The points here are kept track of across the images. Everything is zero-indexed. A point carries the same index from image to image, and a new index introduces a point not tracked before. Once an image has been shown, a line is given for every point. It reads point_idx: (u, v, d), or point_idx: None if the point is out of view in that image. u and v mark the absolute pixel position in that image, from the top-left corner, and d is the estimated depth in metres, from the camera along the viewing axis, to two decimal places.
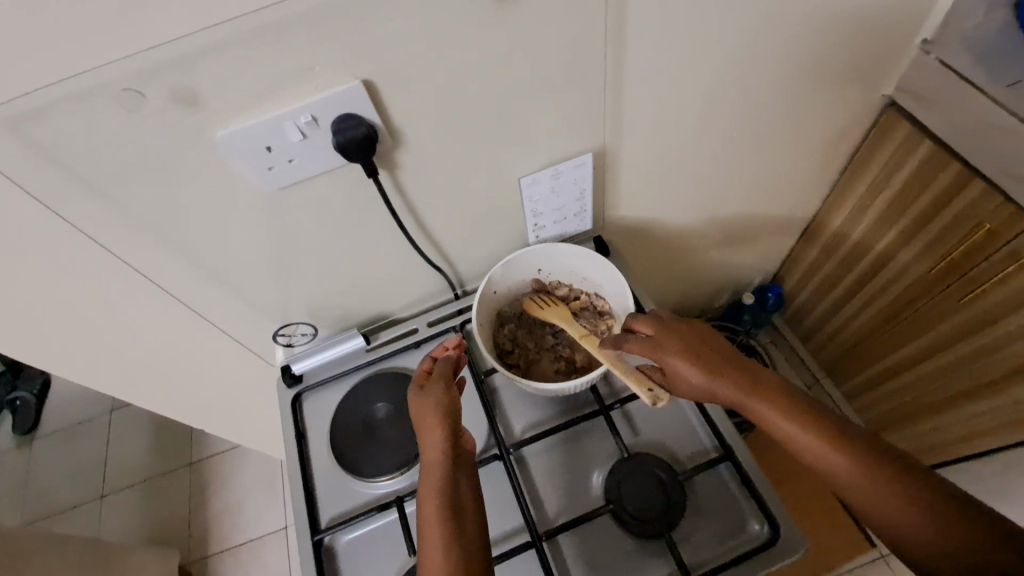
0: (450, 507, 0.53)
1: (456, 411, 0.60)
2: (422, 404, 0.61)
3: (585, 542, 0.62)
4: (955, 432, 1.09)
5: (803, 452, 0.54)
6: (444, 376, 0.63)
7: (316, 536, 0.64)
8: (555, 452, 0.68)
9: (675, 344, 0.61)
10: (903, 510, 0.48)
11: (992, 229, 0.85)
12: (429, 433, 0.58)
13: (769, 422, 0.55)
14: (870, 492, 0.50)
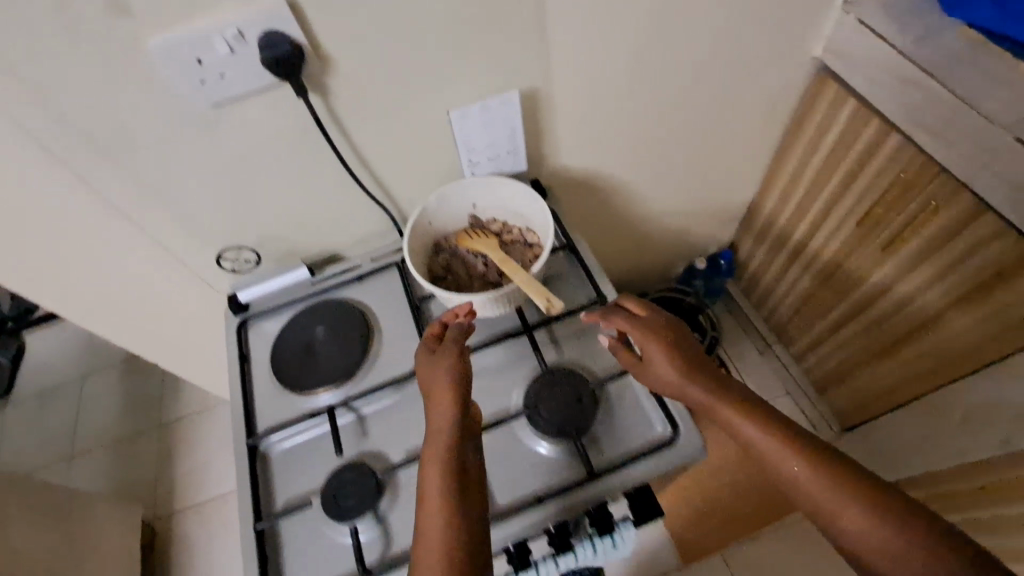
0: (455, 481, 0.55)
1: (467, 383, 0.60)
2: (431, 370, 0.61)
3: (502, 443, 0.68)
4: (883, 386, 1.14)
5: (767, 456, 0.57)
6: (455, 344, 0.63)
7: (250, 441, 0.69)
8: (481, 367, 0.74)
9: (658, 332, 0.65)
10: (860, 514, 0.52)
11: (907, 180, 0.89)
12: (438, 403, 0.59)
13: (737, 425, 0.59)
14: (828, 494, 0.53)
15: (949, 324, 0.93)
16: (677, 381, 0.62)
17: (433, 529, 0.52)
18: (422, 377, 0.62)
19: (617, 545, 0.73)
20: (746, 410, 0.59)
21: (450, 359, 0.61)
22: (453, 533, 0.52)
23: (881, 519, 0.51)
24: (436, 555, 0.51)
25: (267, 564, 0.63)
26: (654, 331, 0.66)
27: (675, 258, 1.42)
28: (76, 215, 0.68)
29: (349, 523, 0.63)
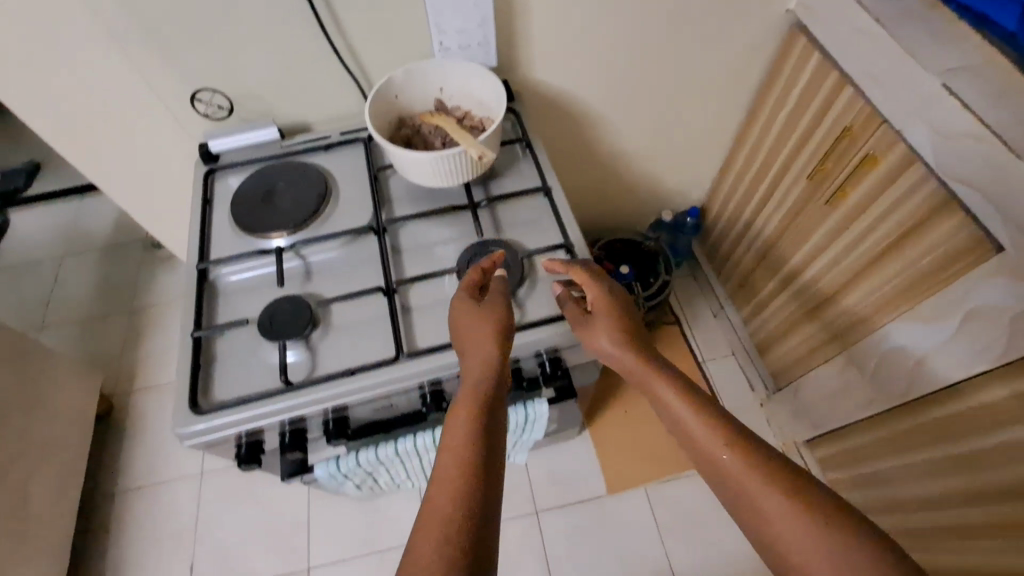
0: (483, 416, 0.56)
1: (507, 331, 0.63)
2: (471, 312, 0.64)
3: (428, 291, 0.75)
4: (813, 339, 1.21)
5: (701, 445, 0.56)
6: (498, 295, 0.66)
7: (200, 266, 0.74)
8: (425, 233, 0.80)
9: (609, 297, 0.67)
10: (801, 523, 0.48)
11: (855, 132, 0.95)
12: (475, 345, 0.62)
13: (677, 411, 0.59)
14: (766, 498, 0.51)
15: (875, 276, 1.00)
16: (618, 344, 0.64)
17: (453, 452, 0.52)
18: (458, 318, 0.64)
19: (528, 420, 0.80)
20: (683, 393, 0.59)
21: (492, 306, 0.65)
22: (473, 456, 0.52)
23: (821, 527, 0.47)
24: (454, 475, 0.50)
25: (200, 369, 0.68)
26: (609, 292, 0.68)
27: (643, 208, 1.47)
28: (63, 27, 0.73)
29: (278, 341, 0.68)
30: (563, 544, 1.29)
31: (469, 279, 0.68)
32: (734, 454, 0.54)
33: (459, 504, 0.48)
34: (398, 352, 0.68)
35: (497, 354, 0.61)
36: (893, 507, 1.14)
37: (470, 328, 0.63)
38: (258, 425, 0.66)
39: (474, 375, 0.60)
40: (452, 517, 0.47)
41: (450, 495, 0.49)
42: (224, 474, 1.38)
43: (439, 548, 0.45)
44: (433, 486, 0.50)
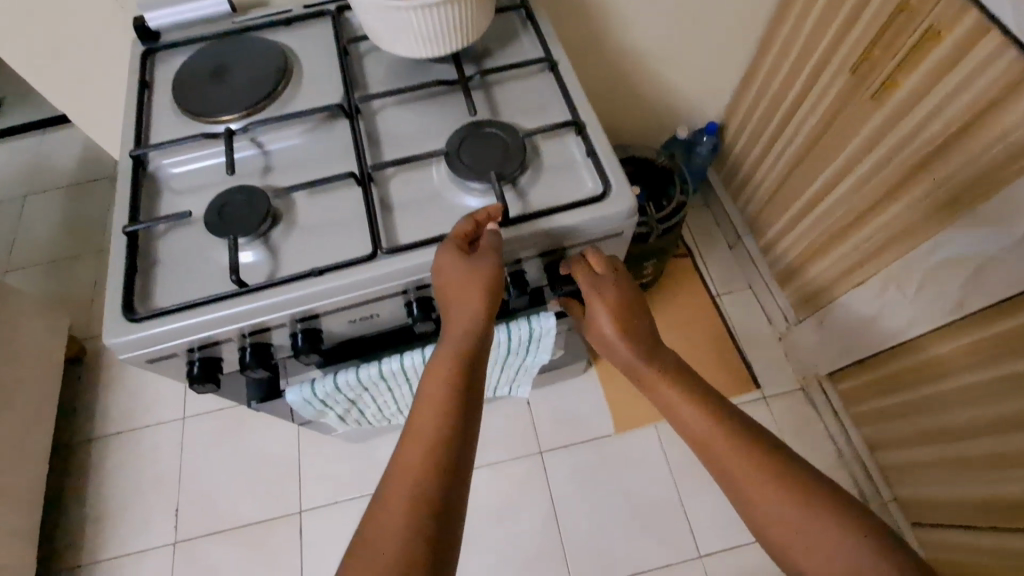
0: (459, 389, 0.52)
1: (496, 296, 0.55)
2: (457, 270, 0.54)
3: (410, 181, 0.63)
4: (845, 261, 1.10)
5: (715, 458, 0.54)
6: (490, 254, 0.54)
7: (134, 153, 0.61)
8: (406, 116, 0.67)
9: (614, 299, 0.60)
10: (814, 544, 0.47)
11: (912, 5, 0.81)
12: (458, 307, 0.54)
13: (685, 420, 0.57)
14: (776, 513, 0.49)
15: (926, 178, 0.88)
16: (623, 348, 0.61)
17: (422, 425, 0.50)
18: (442, 273, 0.54)
19: (532, 337, 0.69)
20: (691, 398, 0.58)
21: (484, 267, 0.53)
22: (443, 434, 0.49)
23: (837, 551, 0.46)
24: (422, 451, 0.48)
25: (138, 273, 0.57)
26: (616, 292, 0.61)
27: (655, 124, 1.33)
28: None
29: (226, 237, 0.56)
30: (569, 486, 1.21)
31: (460, 228, 0.56)
32: (751, 463, 0.52)
33: (423, 484, 0.46)
34: (375, 248, 0.56)
35: (482, 320, 0.54)
36: (928, 438, 1.06)
37: (455, 288, 0.54)
38: (211, 336, 0.55)
39: (454, 341, 0.54)
40: (416, 496, 0.46)
41: (417, 474, 0.47)
42: (207, 417, 1.29)
43: (400, 530, 0.44)
44: (398, 459, 0.48)
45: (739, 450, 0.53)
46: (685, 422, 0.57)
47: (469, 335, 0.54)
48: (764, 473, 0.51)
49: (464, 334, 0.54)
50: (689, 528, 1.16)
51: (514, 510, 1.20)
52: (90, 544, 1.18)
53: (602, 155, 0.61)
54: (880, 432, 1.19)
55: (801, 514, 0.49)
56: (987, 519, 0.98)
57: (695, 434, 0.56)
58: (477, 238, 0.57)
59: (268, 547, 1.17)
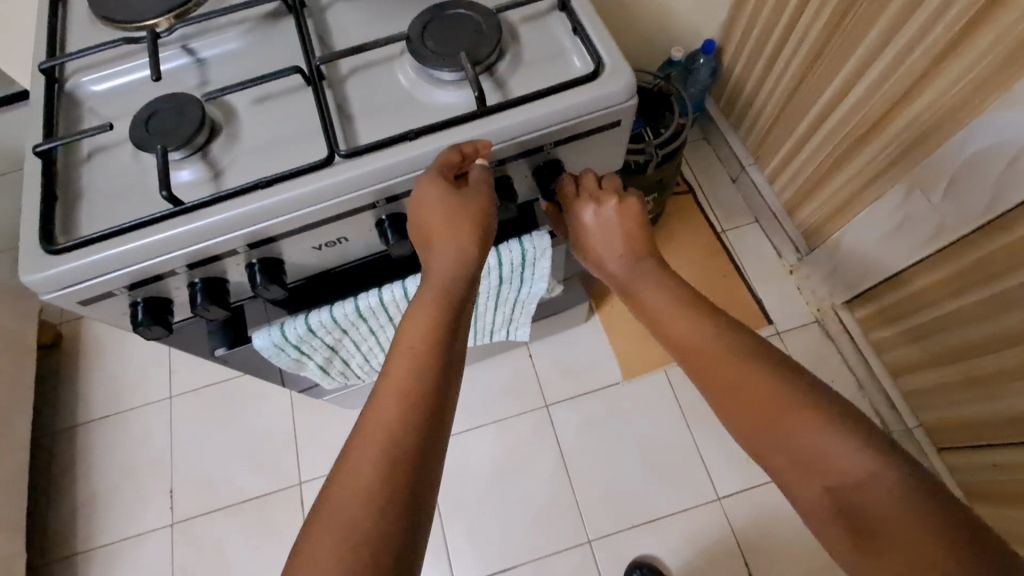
0: (444, 336, 0.45)
1: (490, 235, 0.49)
2: (444, 204, 0.47)
3: (368, 80, 0.54)
4: (860, 177, 1.02)
5: (696, 362, 0.49)
6: (482, 188, 0.48)
7: (44, 67, 0.52)
8: (360, 10, 0.58)
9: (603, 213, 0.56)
10: (790, 446, 0.42)
11: None
12: (446, 244, 0.47)
13: (669, 328, 0.52)
14: (754, 417, 0.44)
15: (957, 61, 0.78)
16: (607, 266, 0.58)
17: (399, 373, 0.43)
18: (423, 204, 0.47)
19: (525, 260, 0.61)
20: (674, 309, 0.52)
21: (477, 202, 0.48)
22: (425, 383, 0.42)
23: (821, 456, 0.41)
24: (397, 407, 0.41)
25: (57, 201, 0.48)
26: (607, 206, 0.56)
27: (647, 46, 1.22)
28: None
29: (154, 150, 0.47)
30: (579, 439, 1.15)
31: (445, 157, 0.47)
32: (733, 362, 0.47)
33: (400, 439, 0.40)
34: (330, 152, 0.48)
35: (472, 261, 0.48)
36: (955, 356, 0.98)
37: (443, 224, 0.47)
38: (149, 268, 0.47)
39: (439, 282, 0.47)
40: (390, 457, 0.39)
41: (390, 433, 0.40)
42: (194, 394, 1.22)
43: (371, 492, 0.37)
44: (368, 416, 0.41)
45: (721, 345, 0.48)
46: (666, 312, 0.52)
47: (458, 277, 0.47)
48: (745, 372, 0.46)
49: (452, 277, 0.47)
50: (706, 471, 1.11)
51: (524, 465, 1.14)
52: (84, 530, 1.13)
53: (591, 30, 0.53)
54: (903, 357, 1.11)
55: (784, 417, 0.43)
56: (1017, 436, 0.92)
57: (675, 323, 0.51)
58: (464, 169, 0.49)
59: (270, 521, 1.11)
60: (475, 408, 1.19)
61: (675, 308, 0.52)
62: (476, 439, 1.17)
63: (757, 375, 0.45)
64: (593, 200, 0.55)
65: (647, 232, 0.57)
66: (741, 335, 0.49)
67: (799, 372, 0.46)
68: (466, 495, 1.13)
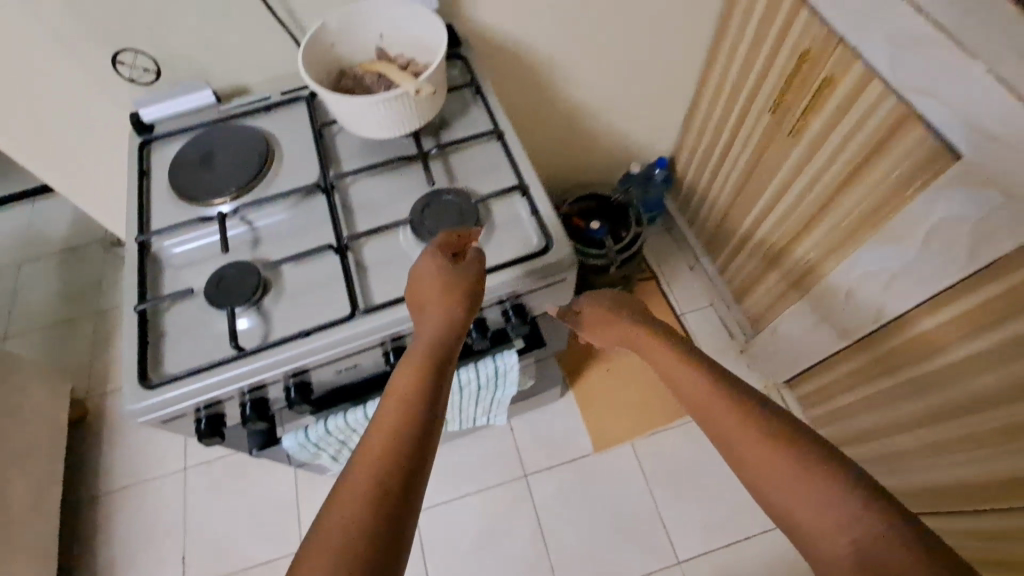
0: (430, 380, 0.49)
1: (477, 300, 0.58)
2: (441, 270, 0.58)
3: (380, 246, 0.72)
4: (786, 280, 1.20)
5: (721, 429, 0.52)
6: (474, 262, 0.60)
7: (140, 239, 0.70)
8: (376, 189, 0.76)
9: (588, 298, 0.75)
10: (808, 497, 0.45)
11: (813, 55, 0.90)
12: (438, 305, 0.56)
13: (691, 395, 0.56)
14: (776, 474, 0.47)
15: (839, 206, 0.96)
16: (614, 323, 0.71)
17: (388, 414, 0.47)
18: (424, 273, 0.58)
19: (498, 372, 0.78)
20: (694, 372, 0.57)
21: (468, 272, 0.58)
22: (411, 419, 0.46)
23: (846, 517, 0.43)
24: (383, 443, 0.44)
25: (149, 345, 0.65)
26: (608, 293, 0.76)
27: (612, 161, 1.44)
28: None
29: (225, 308, 0.65)
30: (555, 505, 1.28)
31: (445, 238, 0.62)
32: (754, 427, 0.50)
33: (387, 470, 0.43)
34: (353, 309, 0.65)
35: (459, 318, 0.56)
36: (874, 434, 1.14)
37: (438, 288, 0.57)
38: (213, 396, 0.63)
39: (428, 336, 0.54)
40: (375, 492, 0.42)
41: (376, 466, 0.43)
42: (207, 466, 1.34)
43: (357, 518, 0.40)
44: (357, 454, 0.44)
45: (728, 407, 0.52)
46: (677, 381, 0.59)
47: (446, 331, 0.54)
48: (760, 434, 0.49)
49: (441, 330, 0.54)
50: (667, 535, 1.24)
51: (505, 532, 1.26)
52: None
53: (544, 213, 0.71)
54: (836, 432, 1.27)
55: (802, 472, 0.46)
56: (939, 504, 1.06)
57: (692, 391, 0.56)
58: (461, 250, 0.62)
59: None
60: (462, 478, 1.32)
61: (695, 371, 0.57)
62: (462, 508, 1.29)
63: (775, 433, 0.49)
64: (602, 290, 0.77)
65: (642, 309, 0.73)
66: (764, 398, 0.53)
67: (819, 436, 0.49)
68: (453, 561, 1.25)
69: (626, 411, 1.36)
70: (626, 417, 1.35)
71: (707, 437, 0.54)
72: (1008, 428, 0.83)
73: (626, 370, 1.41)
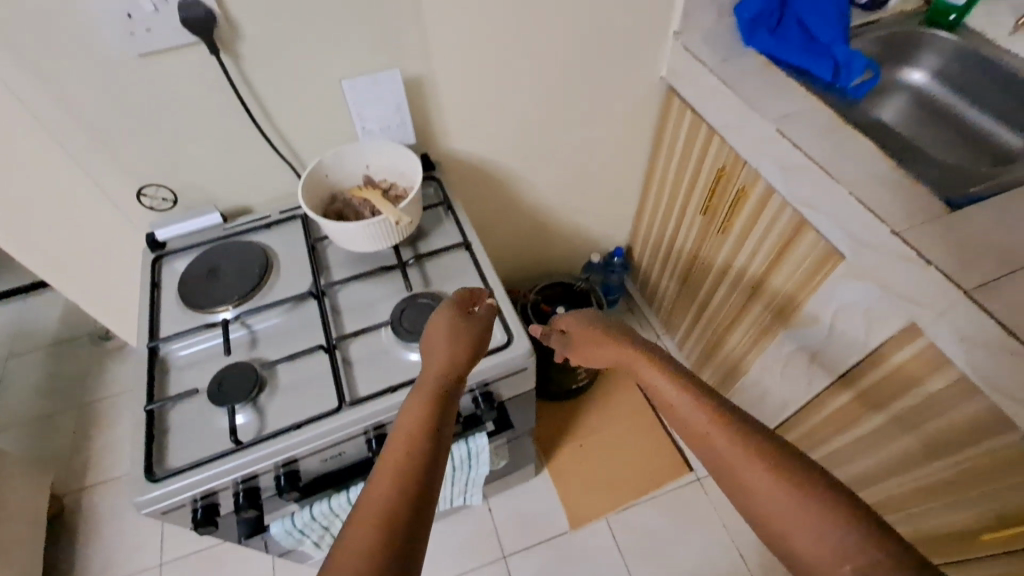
0: (436, 411, 0.56)
1: (477, 346, 0.67)
2: (450, 322, 0.68)
3: (365, 345, 0.82)
4: (734, 355, 1.33)
5: (725, 455, 0.52)
6: (480, 319, 0.71)
7: (151, 344, 0.80)
8: (362, 294, 0.88)
9: (583, 323, 0.77)
10: (809, 522, 0.46)
11: (727, 170, 1.09)
12: (444, 350, 0.65)
13: (695, 422, 0.55)
14: (775, 497, 0.48)
15: (764, 292, 1.12)
16: (604, 353, 0.72)
17: (401, 440, 0.52)
18: (434, 324, 0.69)
19: (470, 454, 0.87)
20: (693, 395, 0.57)
21: (473, 325, 0.69)
22: (421, 443, 0.52)
23: (846, 541, 0.44)
24: (396, 464, 0.50)
25: (154, 442, 0.72)
26: (588, 319, 0.77)
27: (575, 252, 1.60)
28: (25, 141, 0.82)
29: (226, 405, 0.73)
30: None
31: (458, 295, 0.73)
32: (758, 456, 0.51)
33: (399, 488, 0.48)
34: (340, 402, 0.74)
35: (461, 359, 0.64)
36: None
37: (445, 337, 0.66)
38: (210, 487, 0.70)
39: (434, 374, 0.61)
40: (390, 508, 0.47)
41: (391, 483, 0.48)
42: (183, 561, 1.33)
43: (374, 531, 0.45)
44: (373, 477, 0.50)
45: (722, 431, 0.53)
46: (676, 404, 0.58)
47: (450, 370, 0.62)
48: (765, 463, 0.50)
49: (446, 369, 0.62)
50: None
51: None
52: None
53: (506, 313, 0.83)
54: None
55: (798, 497, 0.47)
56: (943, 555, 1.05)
57: (690, 418, 0.56)
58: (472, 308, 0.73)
59: None
60: (442, 562, 1.34)
61: (694, 394, 0.57)
62: None
63: (777, 460, 0.50)
64: (582, 318, 0.78)
65: (624, 330, 0.73)
66: (765, 427, 0.53)
67: (816, 462, 0.50)
68: None
69: (600, 486, 1.42)
70: (600, 492, 1.41)
71: (705, 463, 0.54)
72: (928, 484, 0.93)
73: (597, 445, 1.48)
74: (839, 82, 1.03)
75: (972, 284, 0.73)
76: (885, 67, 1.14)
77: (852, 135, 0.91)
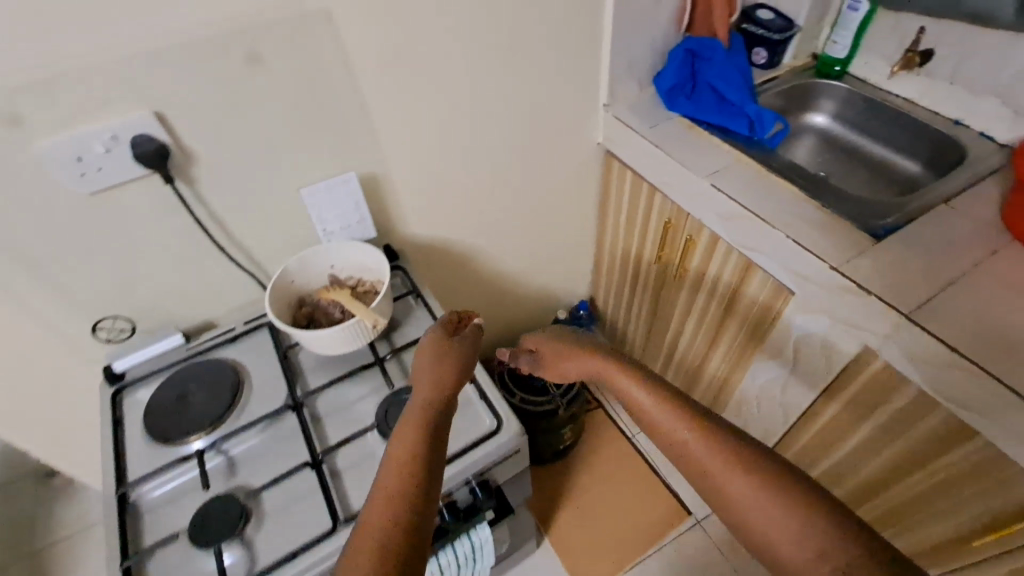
0: (427, 434, 0.53)
1: (467, 365, 0.64)
2: (436, 344, 0.65)
3: (351, 453, 0.79)
4: (710, 390, 1.37)
5: (709, 464, 0.52)
6: (470, 337, 0.67)
7: (120, 490, 0.75)
8: (341, 398, 0.86)
9: (555, 339, 0.76)
10: (792, 527, 0.47)
11: (673, 222, 1.17)
12: (430, 370, 0.61)
13: (678, 431, 0.55)
14: (760, 503, 0.49)
15: (727, 330, 1.18)
16: (575, 368, 0.71)
17: (391, 469, 0.50)
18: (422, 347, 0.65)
19: (475, 547, 0.84)
20: (676, 403, 0.56)
21: (463, 345, 0.66)
22: (412, 473, 0.49)
23: (828, 545, 0.46)
24: (387, 496, 0.48)
25: None
26: (557, 336, 0.76)
27: (542, 311, 1.63)
28: None
29: (211, 546, 0.69)
30: None
31: (448, 318, 0.71)
32: (743, 464, 0.51)
33: (392, 523, 0.46)
34: (335, 521, 0.70)
35: (450, 378, 0.60)
36: None
37: (432, 358, 0.63)
38: None
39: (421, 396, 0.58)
40: (382, 544, 0.45)
41: (383, 517, 0.46)
42: None
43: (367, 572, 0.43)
44: (366, 513, 0.47)
45: (709, 438, 0.53)
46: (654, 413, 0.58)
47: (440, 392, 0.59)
48: (749, 472, 0.50)
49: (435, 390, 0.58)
50: None
51: None
52: None
53: (491, 396, 0.84)
54: None
55: (780, 502, 0.48)
56: None
57: (670, 427, 0.56)
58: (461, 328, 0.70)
59: None
60: None
61: (677, 401, 0.57)
62: None
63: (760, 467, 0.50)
64: (550, 335, 0.77)
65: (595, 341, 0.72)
66: (749, 435, 0.54)
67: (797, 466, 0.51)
68: None
69: (604, 547, 1.39)
70: (606, 554, 1.38)
71: (684, 472, 0.55)
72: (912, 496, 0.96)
73: (594, 504, 1.46)
74: (755, 135, 1.13)
75: (910, 307, 0.80)
76: (791, 113, 1.28)
77: (778, 182, 1.01)
